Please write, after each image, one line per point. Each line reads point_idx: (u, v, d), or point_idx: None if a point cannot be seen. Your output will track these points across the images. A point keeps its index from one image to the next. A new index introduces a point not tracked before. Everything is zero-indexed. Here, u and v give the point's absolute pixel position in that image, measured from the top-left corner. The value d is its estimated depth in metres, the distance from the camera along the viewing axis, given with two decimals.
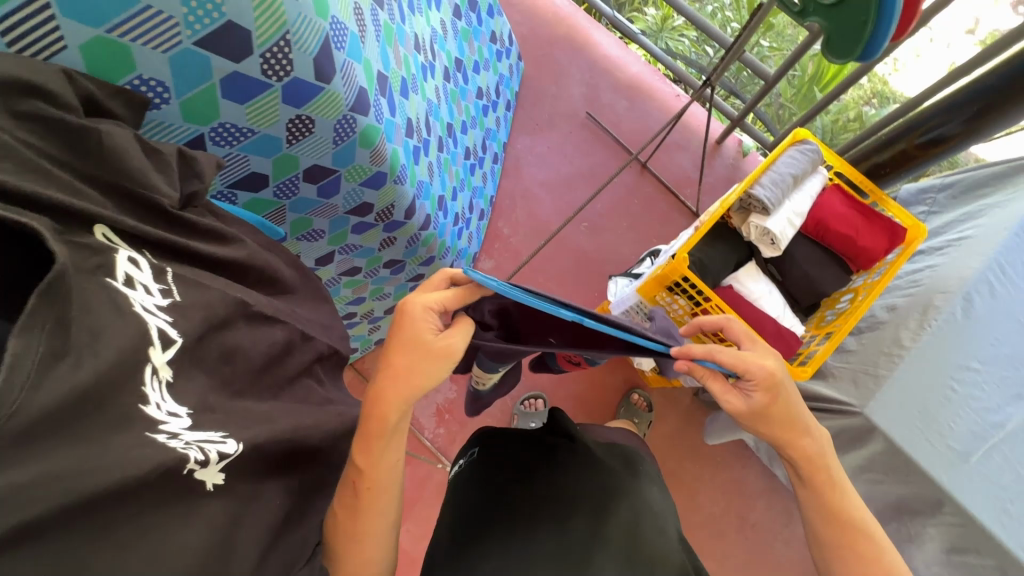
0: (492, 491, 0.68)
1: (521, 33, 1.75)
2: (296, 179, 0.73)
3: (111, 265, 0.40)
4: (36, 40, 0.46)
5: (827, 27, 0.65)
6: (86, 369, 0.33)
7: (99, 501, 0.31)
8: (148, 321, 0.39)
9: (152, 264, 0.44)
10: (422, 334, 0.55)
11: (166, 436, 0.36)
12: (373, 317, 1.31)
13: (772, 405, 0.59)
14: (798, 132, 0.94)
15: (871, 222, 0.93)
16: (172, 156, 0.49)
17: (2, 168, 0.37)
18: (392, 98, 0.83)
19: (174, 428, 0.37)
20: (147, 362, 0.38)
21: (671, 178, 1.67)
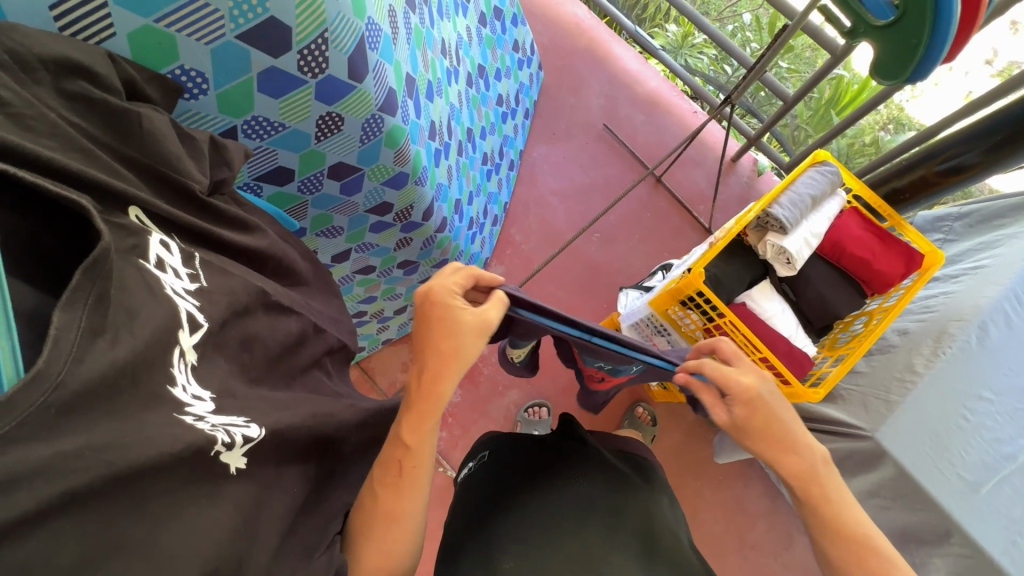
0: (505, 493, 0.70)
1: (542, 43, 1.76)
2: (321, 175, 0.74)
3: (144, 246, 0.41)
4: (87, 24, 0.47)
5: (881, 51, 0.65)
6: (122, 347, 0.34)
7: (123, 479, 0.31)
8: (178, 304, 0.40)
9: (181, 248, 0.45)
10: (456, 313, 0.56)
11: (193, 418, 0.37)
12: (382, 316, 1.31)
13: (754, 418, 0.59)
14: (819, 153, 0.95)
15: (887, 247, 0.93)
16: (205, 144, 0.51)
17: (48, 146, 0.38)
18: (418, 100, 0.84)
19: (200, 410, 0.38)
20: (175, 343, 0.39)
21: (684, 193, 1.68)
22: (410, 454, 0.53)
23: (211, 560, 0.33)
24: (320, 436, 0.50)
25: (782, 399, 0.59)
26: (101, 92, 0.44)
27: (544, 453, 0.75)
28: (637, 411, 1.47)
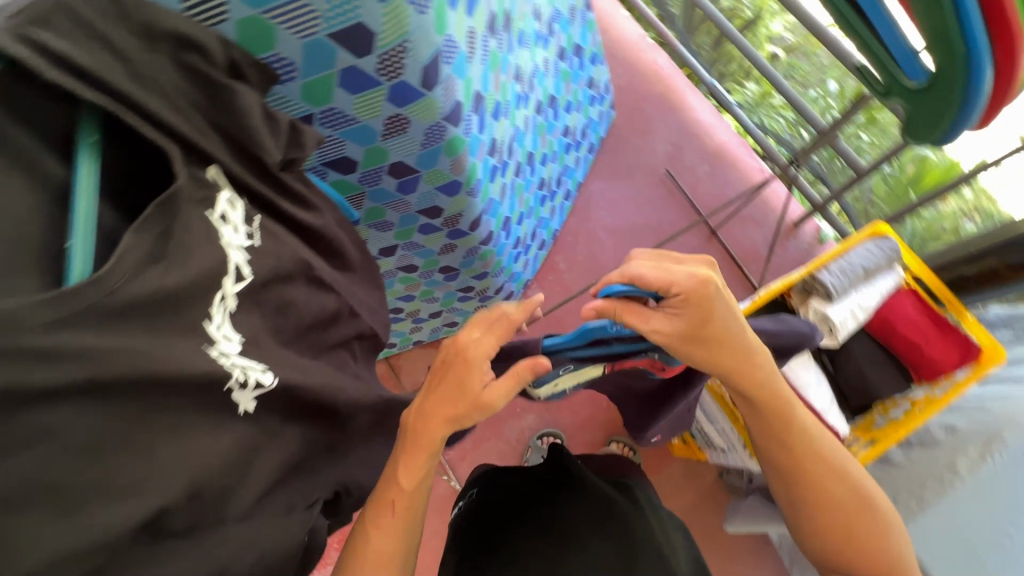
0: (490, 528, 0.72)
1: (619, 84, 1.80)
2: (381, 171, 0.80)
3: (212, 200, 0.46)
4: (207, 9, 0.54)
5: (911, 112, 0.62)
6: (172, 276, 0.41)
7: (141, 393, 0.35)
8: (230, 256, 0.46)
9: (245, 209, 0.50)
10: (469, 384, 0.56)
11: (218, 354, 0.43)
12: (417, 317, 1.36)
13: (713, 337, 0.59)
14: (878, 226, 0.91)
15: (944, 335, 0.87)
16: (285, 124, 0.55)
17: (156, 103, 0.45)
18: (484, 116, 0.89)
19: (225, 350, 0.44)
20: (218, 288, 0.44)
21: (739, 250, 1.64)
22: (404, 494, 0.58)
23: None
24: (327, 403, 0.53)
25: (728, 299, 0.59)
26: (207, 66, 0.50)
27: (529, 484, 0.76)
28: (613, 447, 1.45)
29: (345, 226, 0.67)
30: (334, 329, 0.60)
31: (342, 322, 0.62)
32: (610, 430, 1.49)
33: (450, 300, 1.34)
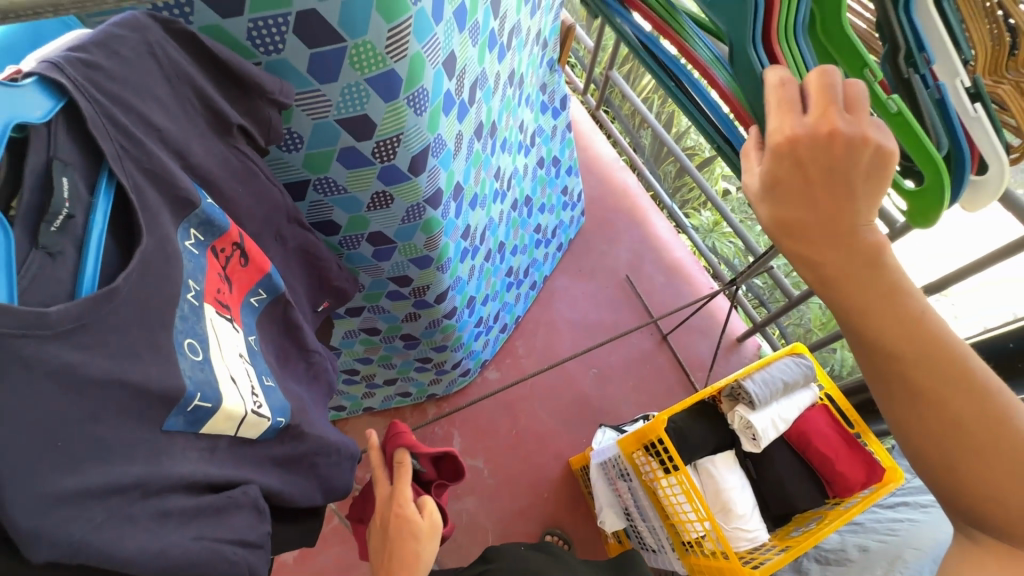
0: None
1: (590, 195, 2.01)
2: (360, 237, 0.88)
3: (189, 216, 0.46)
4: (246, 49, 0.57)
5: None
6: (143, 262, 0.37)
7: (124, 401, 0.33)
8: (188, 283, 0.43)
9: (201, 235, 0.48)
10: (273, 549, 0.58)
11: (189, 348, 0.41)
12: (372, 382, 1.37)
13: (427, 539, 0.74)
14: (795, 345, 1.04)
15: (852, 452, 0.95)
16: (258, 169, 0.56)
17: (176, 117, 0.45)
18: (461, 204, 1.00)
19: (195, 345, 0.42)
20: (185, 295, 0.42)
21: (686, 357, 1.77)
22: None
23: (151, 500, 0.34)
24: (286, 446, 0.55)
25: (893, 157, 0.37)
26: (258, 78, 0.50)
27: None
28: (546, 541, 1.44)
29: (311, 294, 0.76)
30: (284, 373, 0.63)
31: (297, 361, 0.66)
32: (548, 523, 1.48)
33: (407, 368, 1.37)
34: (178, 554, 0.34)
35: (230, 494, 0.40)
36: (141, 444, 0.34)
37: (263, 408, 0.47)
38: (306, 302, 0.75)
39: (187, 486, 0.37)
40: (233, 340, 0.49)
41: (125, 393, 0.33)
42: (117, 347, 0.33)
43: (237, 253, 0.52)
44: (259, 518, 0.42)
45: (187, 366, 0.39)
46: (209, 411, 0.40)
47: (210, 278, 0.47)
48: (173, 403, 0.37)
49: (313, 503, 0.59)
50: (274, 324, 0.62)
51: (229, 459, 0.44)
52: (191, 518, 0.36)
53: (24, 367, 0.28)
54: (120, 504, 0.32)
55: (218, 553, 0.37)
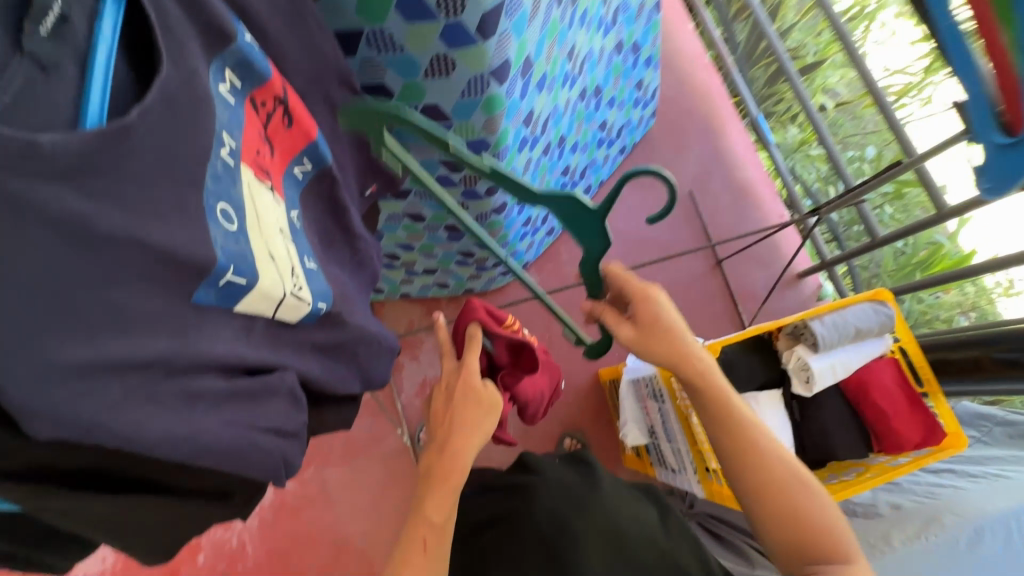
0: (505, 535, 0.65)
1: (665, 94, 1.79)
2: (413, 110, 0.78)
3: (224, 51, 0.38)
4: None
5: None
6: (167, 102, 0.30)
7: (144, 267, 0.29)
8: (223, 138, 0.37)
9: (237, 80, 0.40)
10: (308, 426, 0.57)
11: (223, 215, 0.35)
12: (412, 270, 1.35)
13: (487, 410, 0.68)
14: (879, 292, 0.93)
15: (912, 411, 0.89)
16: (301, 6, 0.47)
17: None
18: (528, 84, 0.87)
19: (229, 214, 0.36)
20: (218, 152, 0.36)
21: (738, 287, 1.67)
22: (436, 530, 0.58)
23: (178, 379, 0.30)
24: (325, 333, 0.52)
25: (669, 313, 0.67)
26: None
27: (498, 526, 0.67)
28: (565, 443, 1.48)
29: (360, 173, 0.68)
30: (328, 257, 0.58)
31: (342, 246, 0.60)
32: (569, 427, 1.52)
33: (447, 261, 1.33)
34: (210, 438, 0.31)
35: (265, 380, 0.37)
36: (167, 318, 0.30)
37: (303, 292, 0.43)
38: (354, 182, 0.68)
39: (219, 367, 0.33)
40: (275, 212, 0.44)
41: (145, 257, 0.28)
42: (133, 203, 0.28)
43: (280, 110, 0.45)
44: (295, 407, 0.40)
45: (220, 235, 0.34)
46: (244, 289, 0.36)
47: (249, 137, 0.41)
48: (202, 275, 0.32)
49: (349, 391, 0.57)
50: (319, 199, 0.56)
51: (266, 339, 0.41)
52: (223, 400, 0.34)
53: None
54: (141, 382, 0.28)
55: (249, 441, 0.34)
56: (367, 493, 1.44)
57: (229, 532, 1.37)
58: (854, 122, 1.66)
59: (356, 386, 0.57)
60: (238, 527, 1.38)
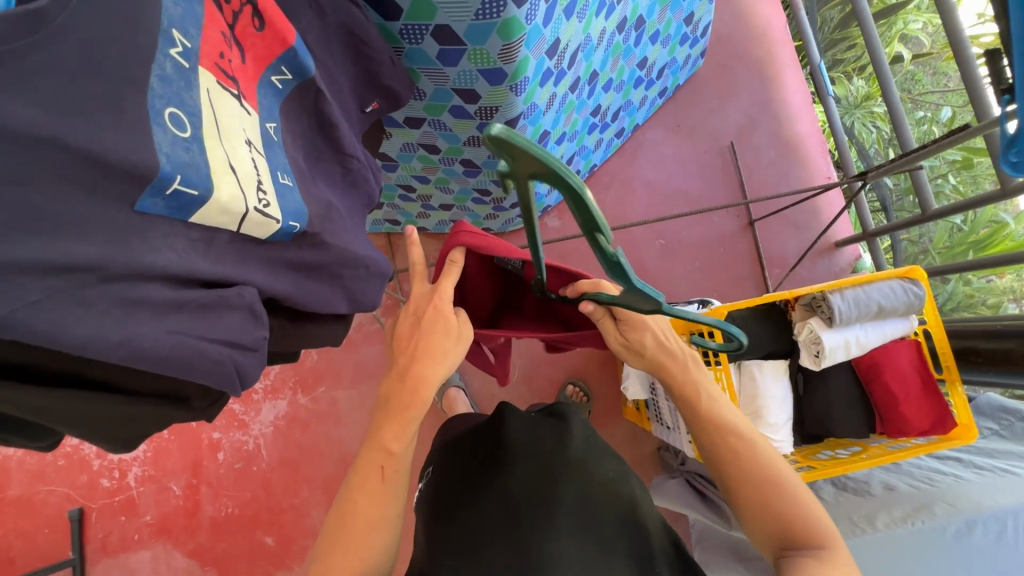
0: (469, 491, 0.61)
1: (719, 33, 1.63)
2: (425, 30, 0.73)
3: None
4: None
5: None
6: None
7: (71, 169, 0.27)
8: (173, 34, 0.34)
9: None
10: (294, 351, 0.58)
11: (174, 121, 0.34)
12: (428, 203, 1.33)
13: (452, 340, 0.59)
14: (913, 268, 0.85)
15: (924, 398, 0.84)
16: None
17: None
18: (554, 9, 0.80)
19: (182, 120, 0.34)
20: (168, 50, 0.34)
21: (768, 251, 1.58)
22: (394, 460, 0.57)
23: (117, 287, 0.30)
24: (303, 252, 0.50)
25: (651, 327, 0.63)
26: None
27: (464, 481, 0.63)
28: (567, 390, 1.50)
29: (354, 88, 0.65)
30: (315, 173, 0.57)
31: (331, 162, 0.59)
32: (573, 375, 1.53)
33: (464, 197, 1.30)
34: (150, 345, 0.31)
35: (220, 294, 0.37)
36: (101, 222, 0.29)
37: (270, 209, 0.42)
38: (350, 99, 0.66)
39: (163, 278, 0.33)
40: (243, 123, 0.42)
41: (71, 158, 0.27)
42: (53, 97, 0.26)
43: (245, 8, 0.43)
44: (255, 322, 0.40)
45: (167, 140, 0.33)
46: (197, 200, 0.35)
47: (211, 37, 0.39)
48: (145, 182, 0.31)
49: (331, 310, 0.56)
50: (304, 110, 0.54)
51: (231, 253, 0.40)
52: (169, 310, 0.33)
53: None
54: (68, 286, 0.27)
55: (199, 351, 0.35)
56: (374, 416, 1.51)
57: (246, 436, 1.48)
58: (933, 79, 1.54)
59: (338, 308, 0.56)
60: (255, 432, 1.48)
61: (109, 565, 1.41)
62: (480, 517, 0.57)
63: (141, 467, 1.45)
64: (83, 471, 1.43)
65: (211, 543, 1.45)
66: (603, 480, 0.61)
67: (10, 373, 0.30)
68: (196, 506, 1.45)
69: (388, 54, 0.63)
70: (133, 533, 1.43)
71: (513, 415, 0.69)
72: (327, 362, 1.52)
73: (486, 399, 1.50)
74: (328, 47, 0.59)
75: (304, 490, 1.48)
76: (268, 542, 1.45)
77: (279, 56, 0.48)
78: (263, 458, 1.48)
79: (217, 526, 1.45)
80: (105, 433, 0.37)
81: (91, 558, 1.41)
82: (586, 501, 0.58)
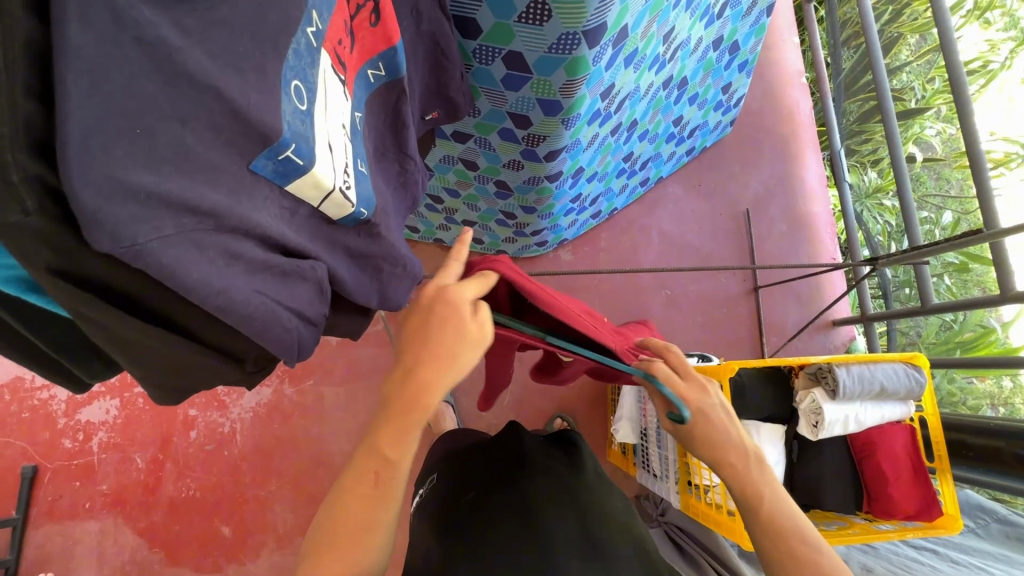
0: (485, 499, 0.62)
1: (748, 105, 1.72)
2: (497, 53, 0.77)
3: None
4: None
5: None
6: None
7: (217, 120, 0.29)
8: (310, 13, 0.37)
9: None
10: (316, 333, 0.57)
11: (296, 93, 0.36)
12: (451, 217, 1.35)
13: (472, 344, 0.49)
14: (916, 355, 0.89)
15: (914, 482, 0.86)
16: None
17: None
18: (617, 56, 0.84)
19: (301, 94, 0.36)
20: (304, 28, 0.36)
21: (768, 319, 1.62)
22: (388, 469, 0.46)
23: (225, 238, 0.31)
24: (362, 241, 0.52)
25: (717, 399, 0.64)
26: None
27: (479, 491, 0.64)
28: (555, 423, 1.49)
29: (423, 97, 0.68)
30: (379, 168, 0.58)
31: (392, 162, 0.61)
32: (562, 408, 1.53)
33: (488, 217, 1.32)
34: (242, 299, 0.32)
35: (298, 262, 0.38)
36: (225, 174, 0.30)
37: (350, 192, 0.44)
38: (417, 107, 0.69)
39: (260, 239, 0.34)
40: (343, 108, 0.44)
41: (221, 109, 0.29)
42: (219, 51, 0.28)
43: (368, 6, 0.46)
44: (319, 296, 0.42)
45: (289, 109, 0.34)
46: (300, 170, 0.36)
47: (335, 25, 0.41)
48: (267, 144, 0.32)
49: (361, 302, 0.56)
50: (384, 108, 0.57)
51: (308, 229, 0.41)
52: (259, 270, 0.34)
53: (110, 19, 0.23)
54: (192, 227, 0.28)
55: (275, 315, 0.36)
56: (357, 418, 1.49)
57: (223, 418, 1.44)
58: (937, 183, 1.57)
59: (368, 300, 0.56)
60: (232, 416, 1.45)
61: (51, 532, 1.34)
62: (497, 525, 0.57)
63: (108, 433, 1.39)
64: (47, 428, 1.38)
65: (165, 523, 1.39)
66: (618, 510, 0.63)
67: (112, 297, 0.31)
68: (158, 482, 1.40)
69: (460, 71, 0.67)
70: (85, 502, 1.37)
71: (535, 442, 0.71)
72: (321, 356, 1.50)
73: (473, 419, 1.48)
74: (416, 56, 0.62)
75: (272, 483, 1.43)
76: (224, 532, 1.40)
77: (381, 53, 0.50)
78: (236, 443, 1.44)
79: (175, 506, 1.40)
80: (156, 380, 0.38)
81: (36, 520, 1.34)
82: (607, 521, 0.60)
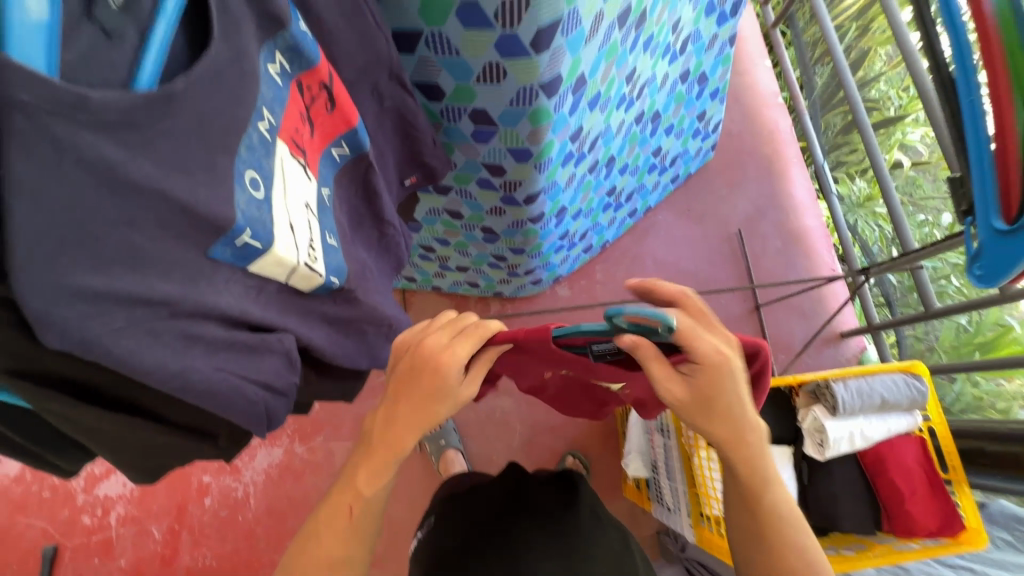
0: (475, 545, 0.61)
1: (728, 129, 1.76)
2: (463, 111, 0.82)
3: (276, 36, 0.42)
4: None
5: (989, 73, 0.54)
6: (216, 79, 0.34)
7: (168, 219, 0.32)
8: (262, 112, 0.41)
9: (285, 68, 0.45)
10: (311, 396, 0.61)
11: (251, 184, 0.39)
12: (445, 264, 1.38)
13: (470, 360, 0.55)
14: (915, 364, 0.88)
15: (932, 497, 0.83)
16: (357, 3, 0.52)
17: None
18: (579, 101, 0.89)
19: (257, 184, 0.40)
20: (257, 127, 0.40)
21: (774, 337, 1.61)
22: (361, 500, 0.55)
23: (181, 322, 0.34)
24: (338, 308, 0.54)
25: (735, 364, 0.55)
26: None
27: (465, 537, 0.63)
28: (567, 462, 1.46)
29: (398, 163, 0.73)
30: (355, 236, 0.62)
31: (369, 227, 0.65)
32: (574, 446, 1.51)
33: (480, 261, 1.35)
34: (202, 377, 0.35)
35: (263, 337, 0.41)
36: (180, 264, 0.34)
37: (317, 265, 0.46)
38: (392, 173, 0.74)
39: (219, 318, 0.37)
40: (307, 188, 0.48)
41: (170, 209, 0.32)
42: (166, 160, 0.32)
43: (323, 94, 0.49)
44: (288, 367, 0.44)
45: (244, 199, 0.38)
46: (259, 252, 0.39)
47: (290, 115, 0.45)
48: (219, 233, 0.36)
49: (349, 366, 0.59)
50: (354, 181, 0.61)
51: (274, 302, 0.44)
52: (220, 347, 0.37)
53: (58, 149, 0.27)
54: (145, 316, 0.32)
55: (239, 389, 0.38)
56: None
57: (237, 482, 1.45)
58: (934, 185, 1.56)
59: (357, 363, 0.60)
60: (246, 479, 1.46)
61: None
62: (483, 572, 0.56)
63: (125, 506, 1.41)
64: (66, 506, 1.40)
65: None
66: (614, 552, 0.61)
67: (70, 388, 0.34)
68: (174, 553, 1.40)
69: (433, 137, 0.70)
70: None
71: (536, 484, 0.72)
72: (330, 413, 1.51)
73: (484, 464, 1.47)
74: (382, 127, 0.67)
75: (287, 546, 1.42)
76: None
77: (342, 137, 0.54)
78: (250, 507, 1.44)
79: None
80: (126, 460, 0.40)
81: None
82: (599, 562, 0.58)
